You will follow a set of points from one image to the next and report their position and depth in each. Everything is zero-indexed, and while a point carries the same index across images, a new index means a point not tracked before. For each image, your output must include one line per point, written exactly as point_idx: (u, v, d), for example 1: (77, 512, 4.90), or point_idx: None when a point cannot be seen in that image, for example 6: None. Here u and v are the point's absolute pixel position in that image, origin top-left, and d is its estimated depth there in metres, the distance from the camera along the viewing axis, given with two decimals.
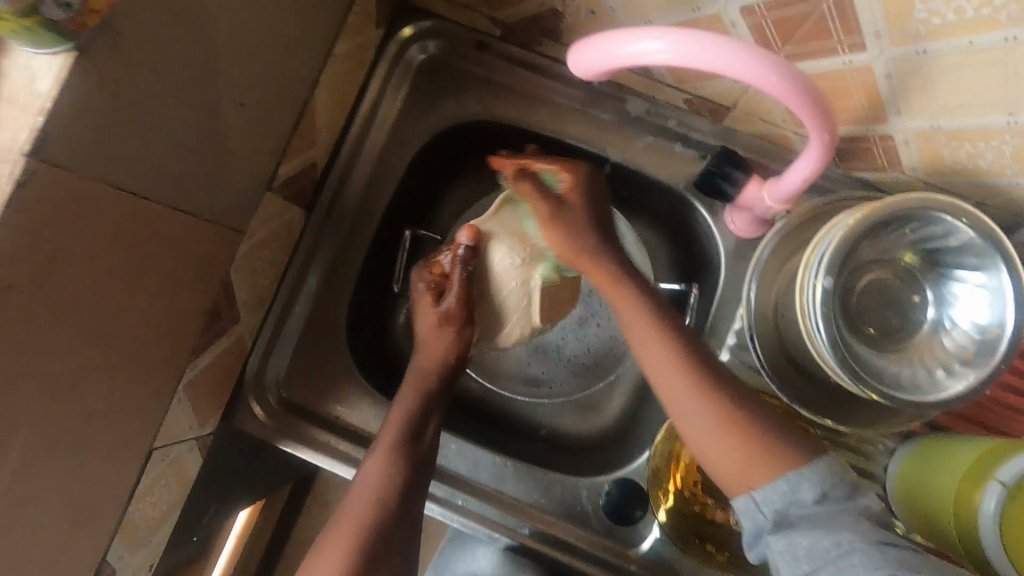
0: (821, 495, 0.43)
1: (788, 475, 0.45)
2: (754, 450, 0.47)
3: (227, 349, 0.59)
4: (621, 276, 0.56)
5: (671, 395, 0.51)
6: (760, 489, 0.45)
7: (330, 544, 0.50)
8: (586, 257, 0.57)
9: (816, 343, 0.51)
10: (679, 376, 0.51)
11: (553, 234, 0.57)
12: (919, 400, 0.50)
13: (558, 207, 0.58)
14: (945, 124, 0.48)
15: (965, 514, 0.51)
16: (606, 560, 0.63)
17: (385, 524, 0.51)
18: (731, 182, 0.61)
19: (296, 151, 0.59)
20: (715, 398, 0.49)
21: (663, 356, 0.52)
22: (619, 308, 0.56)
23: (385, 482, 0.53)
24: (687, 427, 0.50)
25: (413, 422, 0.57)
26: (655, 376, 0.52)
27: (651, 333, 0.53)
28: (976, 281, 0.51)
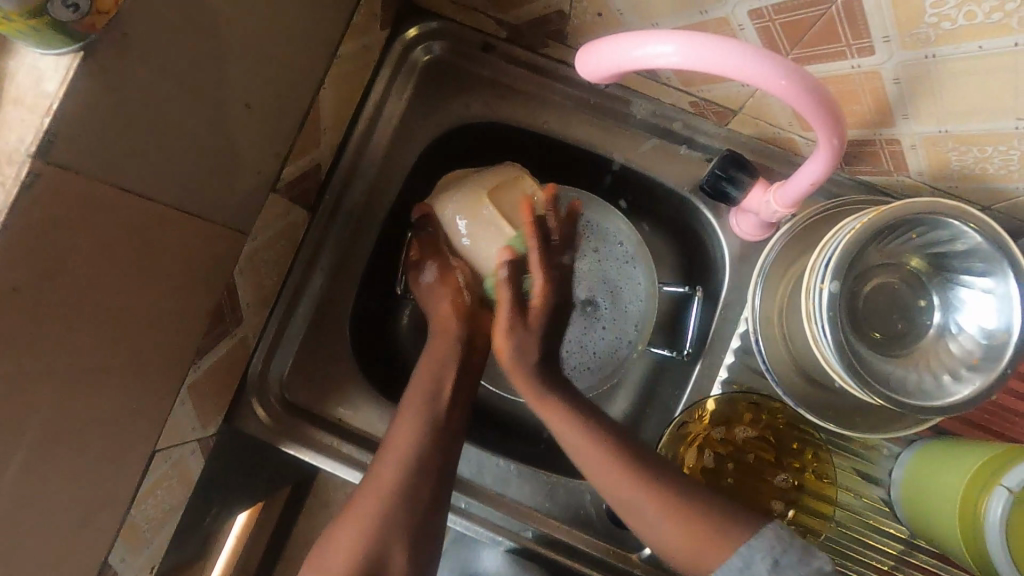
0: (774, 563, 0.46)
1: (739, 550, 0.47)
2: (703, 540, 0.49)
3: (230, 351, 0.59)
4: (571, 410, 0.55)
5: (613, 490, 0.52)
6: (717, 570, 0.47)
7: (353, 517, 0.51)
8: (522, 372, 0.56)
9: (822, 347, 0.51)
10: (619, 472, 0.52)
11: (501, 343, 0.55)
12: (926, 406, 0.49)
13: (521, 324, 0.55)
14: (953, 128, 0.48)
15: (970, 518, 0.51)
16: (608, 563, 0.63)
17: (403, 497, 0.51)
18: (736, 185, 0.60)
19: (300, 152, 0.58)
20: (663, 498, 0.51)
21: (606, 470, 0.53)
22: (546, 417, 0.56)
23: (405, 452, 0.53)
24: (634, 516, 0.52)
25: (432, 386, 0.56)
26: (590, 471, 0.54)
27: (588, 447, 0.53)
28: (982, 287, 0.51)
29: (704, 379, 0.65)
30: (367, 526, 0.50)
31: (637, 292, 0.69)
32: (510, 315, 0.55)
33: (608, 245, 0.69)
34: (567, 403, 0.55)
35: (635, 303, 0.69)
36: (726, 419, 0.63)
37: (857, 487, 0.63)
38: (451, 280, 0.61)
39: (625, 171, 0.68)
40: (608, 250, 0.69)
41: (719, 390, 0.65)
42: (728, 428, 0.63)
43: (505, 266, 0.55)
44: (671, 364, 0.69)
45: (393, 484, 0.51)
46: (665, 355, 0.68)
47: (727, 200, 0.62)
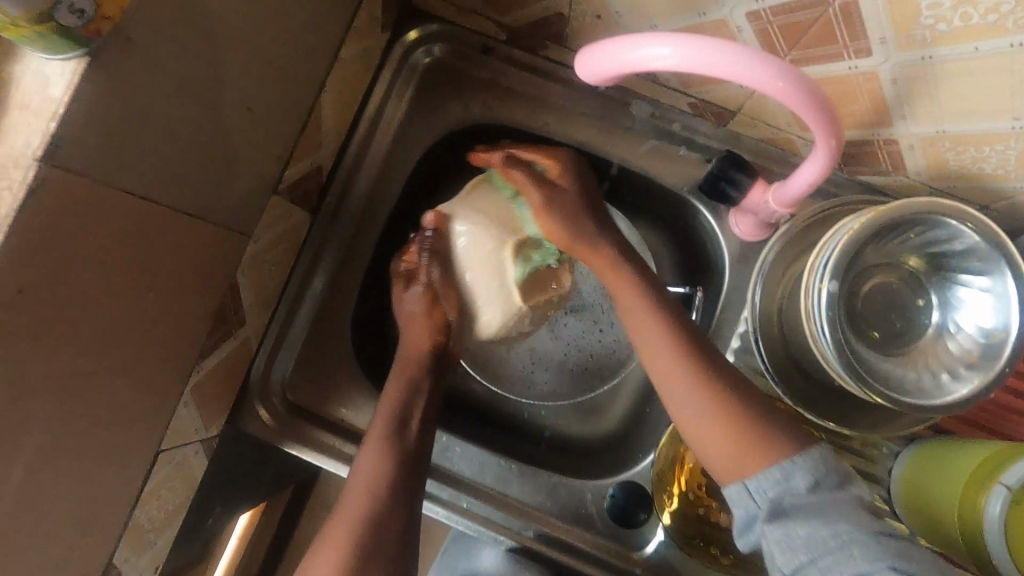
0: (814, 483, 0.43)
1: (780, 463, 0.45)
2: (741, 439, 0.47)
3: (233, 352, 0.59)
4: (617, 258, 0.58)
5: (666, 382, 0.52)
6: (754, 476, 0.45)
7: (325, 553, 0.50)
8: (577, 239, 0.58)
9: (820, 347, 0.52)
10: (670, 352, 0.52)
11: (548, 220, 0.59)
12: (924, 404, 0.50)
13: (549, 192, 0.60)
14: (950, 128, 0.48)
15: (970, 519, 0.51)
16: (611, 563, 0.63)
17: (376, 522, 0.51)
18: (736, 187, 0.60)
19: (302, 155, 0.59)
20: (710, 388, 0.50)
21: (663, 347, 0.52)
22: (619, 296, 0.56)
23: (375, 480, 0.53)
24: (677, 410, 0.51)
25: (398, 414, 0.57)
26: (652, 368, 0.53)
27: (648, 317, 0.54)
28: (979, 285, 0.51)
29: None
30: (345, 547, 0.50)
31: None
32: (540, 194, 0.59)
33: None
34: (628, 266, 0.57)
35: None
36: None
37: None
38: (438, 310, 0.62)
39: (625, 172, 0.68)
40: None
41: None
42: None
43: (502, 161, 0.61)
44: None
45: (367, 509, 0.52)
46: None
47: (727, 201, 0.62)
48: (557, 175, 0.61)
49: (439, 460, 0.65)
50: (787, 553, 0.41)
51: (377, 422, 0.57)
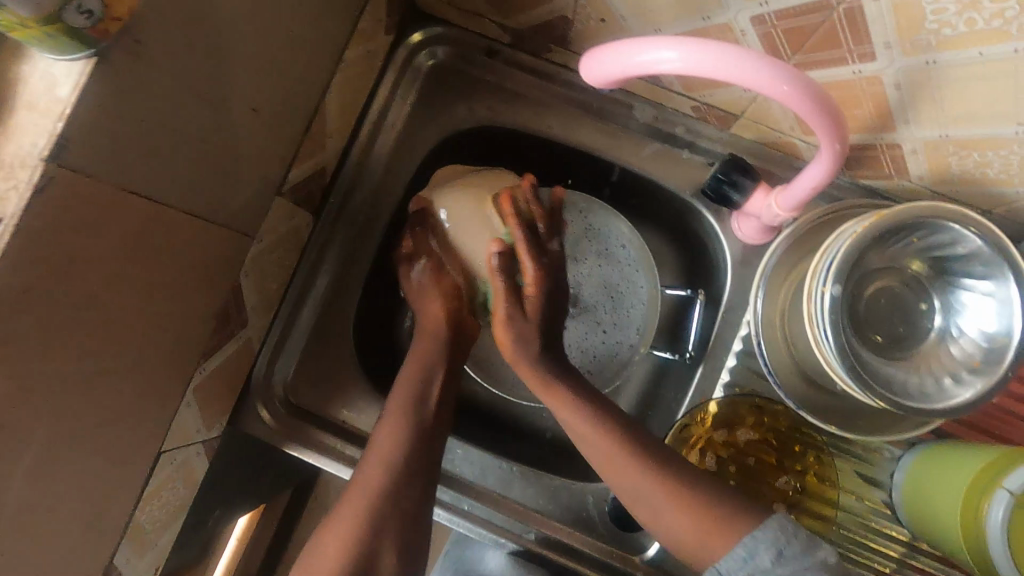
0: (778, 556, 0.44)
1: (745, 540, 0.46)
2: (700, 526, 0.49)
3: (236, 353, 0.59)
4: (573, 399, 0.56)
5: (607, 470, 0.54)
6: (721, 560, 0.46)
7: (337, 529, 0.50)
8: (524, 365, 0.58)
9: (824, 351, 0.52)
10: (617, 456, 0.53)
11: (501, 335, 0.58)
12: (927, 408, 0.50)
13: (518, 307, 0.57)
14: (952, 133, 0.49)
15: (972, 522, 0.51)
16: (613, 567, 0.63)
17: (390, 500, 0.51)
18: (737, 190, 0.60)
19: (305, 156, 0.59)
20: (660, 477, 0.52)
21: (600, 449, 0.54)
22: (558, 411, 0.57)
23: (390, 454, 0.54)
24: (635, 502, 0.53)
25: (419, 387, 0.58)
26: (590, 457, 0.55)
27: (588, 429, 0.55)
28: (983, 290, 0.51)
29: (707, 382, 0.65)
30: (356, 524, 0.50)
31: (640, 296, 0.69)
32: (507, 305, 0.57)
33: (612, 248, 0.70)
34: (568, 387, 0.57)
35: (638, 307, 0.69)
36: (727, 421, 0.64)
37: (858, 489, 0.63)
38: (445, 283, 0.62)
39: (627, 175, 0.69)
40: (611, 253, 0.69)
41: (721, 392, 0.65)
42: (729, 432, 0.64)
43: (494, 258, 0.57)
44: (673, 367, 0.69)
45: (381, 484, 0.52)
46: (667, 358, 0.69)
47: (728, 204, 0.62)
48: (531, 288, 0.57)
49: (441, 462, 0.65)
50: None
51: (396, 390, 0.58)
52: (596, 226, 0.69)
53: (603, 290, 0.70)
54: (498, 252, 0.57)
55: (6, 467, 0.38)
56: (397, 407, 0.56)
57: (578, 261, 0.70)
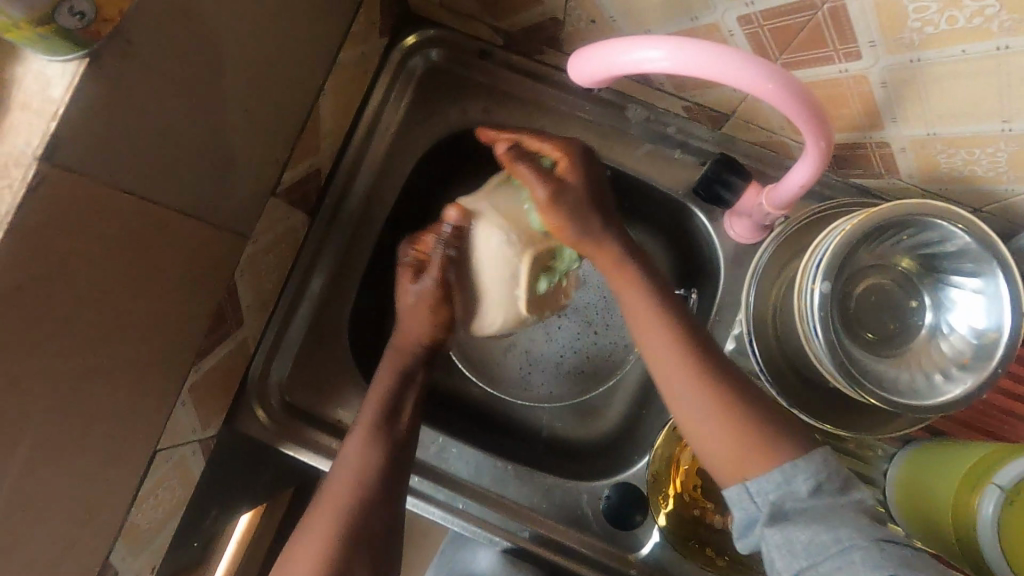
0: (815, 488, 0.44)
1: (783, 466, 0.45)
2: (738, 438, 0.48)
3: (231, 352, 0.60)
4: (643, 275, 0.55)
5: (671, 388, 0.51)
6: (754, 478, 0.46)
7: (306, 546, 0.51)
8: (590, 248, 0.55)
9: (813, 347, 0.52)
10: (675, 354, 0.51)
11: (550, 216, 0.54)
12: (918, 405, 0.50)
13: (557, 186, 0.54)
14: (940, 130, 0.49)
15: (964, 519, 0.51)
16: (607, 565, 0.63)
17: (360, 518, 0.52)
18: (730, 189, 0.61)
19: (300, 157, 0.59)
20: (707, 380, 0.50)
21: (666, 349, 0.52)
22: (624, 295, 0.55)
23: (357, 482, 0.54)
24: (680, 409, 0.50)
25: (381, 412, 0.58)
26: (655, 372, 0.52)
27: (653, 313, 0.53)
28: (972, 287, 0.51)
29: None
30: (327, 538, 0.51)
31: None
32: (546, 187, 0.54)
33: None
34: (636, 265, 0.56)
35: None
36: None
37: None
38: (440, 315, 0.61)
39: (621, 175, 0.68)
40: None
41: None
42: None
43: (505, 153, 0.56)
44: None
45: (346, 512, 0.52)
46: None
47: (722, 203, 0.63)
48: (563, 169, 0.55)
49: (436, 461, 0.66)
50: (787, 555, 0.42)
51: (366, 408, 0.58)
52: None
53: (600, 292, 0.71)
54: (506, 148, 0.57)
55: None
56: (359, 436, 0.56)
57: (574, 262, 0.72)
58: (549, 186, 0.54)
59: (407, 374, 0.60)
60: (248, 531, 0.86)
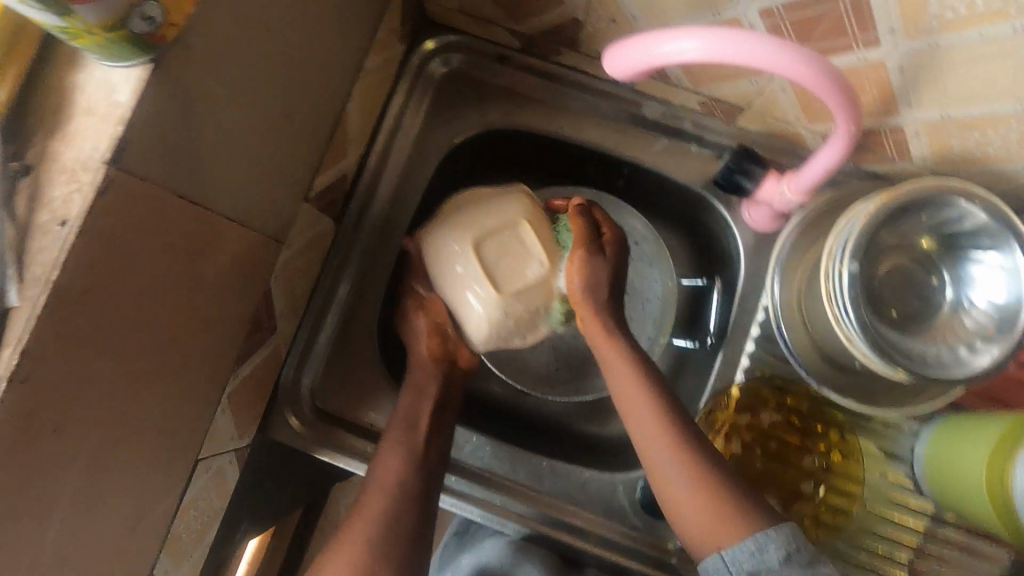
0: (786, 556, 0.46)
1: (755, 534, 0.48)
2: (720, 514, 0.50)
3: (265, 360, 0.60)
4: (631, 353, 0.59)
5: (649, 452, 0.55)
6: (729, 547, 0.48)
7: (346, 542, 0.51)
8: (597, 323, 0.61)
9: (845, 326, 0.53)
10: (661, 429, 0.55)
11: (573, 268, 0.60)
12: (948, 377, 0.51)
13: (593, 255, 0.61)
14: (953, 114, 0.51)
15: (999, 488, 0.53)
16: (645, 553, 0.64)
17: (401, 514, 0.53)
18: (749, 177, 0.62)
19: (329, 163, 0.60)
20: (693, 466, 0.53)
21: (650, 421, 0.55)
22: (613, 371, 0.59)
23: (393, 475, 0.55)
24: (661, 484, 0.54)
25: (408, 419, 0.59)
26: (641, 433, 0.56)
27: (637, 387, 0.57)
28: (991, 262, 0.53)
29: (728, 366, 0.66)
30: (375, 533, 0.51)
31: (655, 290, 0.73)
32: (587, 251, 0.61)
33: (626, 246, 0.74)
34: (625, 339, 0.60)
35: (654, 301, 0.73)
36: (750, 405, 0.65)
37: (881, 466, 0.64)
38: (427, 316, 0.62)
39: (638, 170, 0.71)
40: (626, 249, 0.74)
41: (742, 376, 0.66)
42: (753, 414, 0.65)
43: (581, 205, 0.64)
44: (692, 355, 0.71)
45: (386, 508, 0.53)
46: (687, 346, 0.71)
47: (741, 192, 0.64)
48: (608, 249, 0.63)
49: (470, 458, 0.66)
50: None
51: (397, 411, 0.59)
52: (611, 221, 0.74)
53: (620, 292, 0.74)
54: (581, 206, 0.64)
55: (61, 473, 0.38)
56: (392, 438, 0.57)
57: None
58: (588, 248, 0.61)
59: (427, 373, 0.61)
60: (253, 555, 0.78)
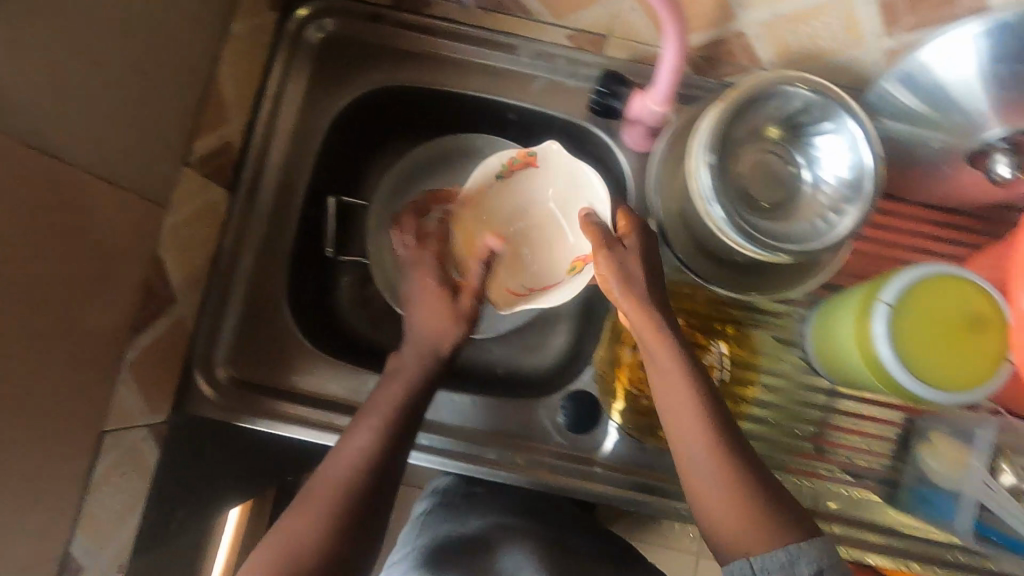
0: (818, 571, 0.47)
1: (787, 547, 0.48)
2: (745, 521, 0.50)
3: (165, 334, 0.61)
4: (686, 355, 0.55)
5: (684, 452, 0.54)
6: (759, 555, 0.49)
7: (302, 510, 0.52)
8: (646, 324, 0.56)
9: (714, 218, 0.57)
10: (699, 428, 0.54)
11: (604, 270, 0.58)
12: (806, 248, 0.56)
13: (615, 263, 0.58)
14: (779, 9, 0.58)
15: (865, 345, 0.56)
16: (570, 468, 0.67)
17: (355, 499, 0.53)
18: (618, 98, 0.66)
19: (208, 129, 0.64)
20: (732, 469, 0.52)
21: (694, 424, 0.54)
22: (658, 364, 0.55)
23: (366, 454, 0.55)
24: (692, 480, 0.54)
25: (393, 403, 0.58)
26: (677, 435, 0.55)
27: (684, 390, 0.54)
28: (836, 143, 0.58)
29: None
30: (329, 510, 0.52)
31: None
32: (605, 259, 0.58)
33: None
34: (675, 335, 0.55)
35: None
36: None
37: (780, 353, 0.69)
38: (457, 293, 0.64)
39: (525, 113, 0.74)
40: None
41: None
42: None
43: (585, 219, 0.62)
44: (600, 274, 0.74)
45: (339, 491, 0.53)
46: None
47: (615, 114, 0.68)
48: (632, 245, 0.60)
49: None
50: None
51: (387, 390, 0.59)
52: None
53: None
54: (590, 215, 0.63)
55: None
56: (363, 420, 0.57)
57: None
58: (605, 254, 0.58)
59: (425, 371, 0.60)
60: (240, 533, 0.78)
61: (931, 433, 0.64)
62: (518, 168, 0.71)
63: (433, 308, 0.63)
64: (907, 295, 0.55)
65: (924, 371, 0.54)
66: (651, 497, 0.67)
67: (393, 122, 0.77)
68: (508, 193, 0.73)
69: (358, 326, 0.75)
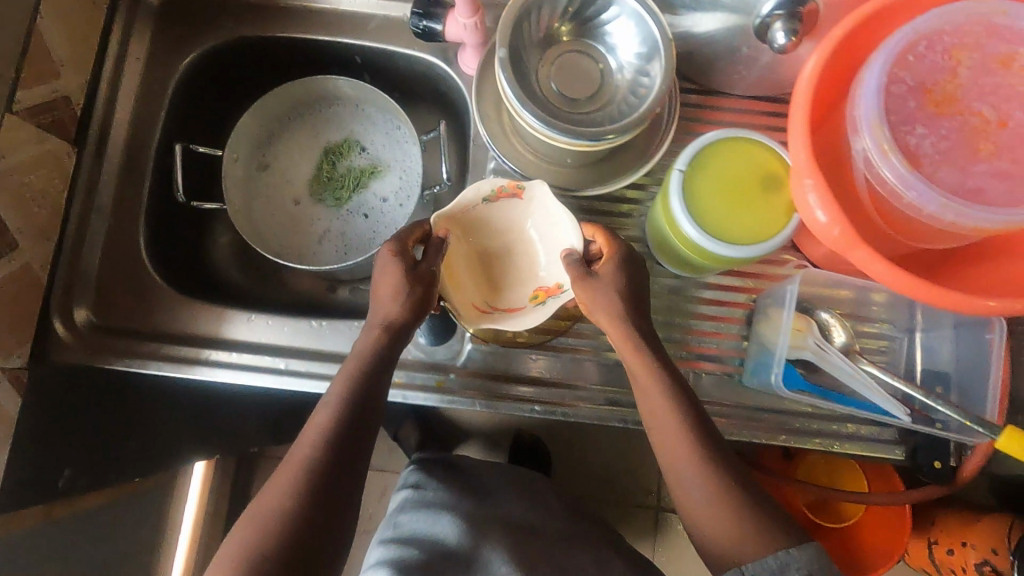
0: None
1: (780, 554, 0.48)
2: (739, 533, 0.50)
3: (15, 280, 0.63)
4: (666, 369, 0.56)
5: (673, 462, 0.54)
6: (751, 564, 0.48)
7: (261, 508, 0.49)
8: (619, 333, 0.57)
9: (518, 110, 0.59)
10: (685, 441, 0.54)
11: (584, 293, 0.58)
12: (603, 130, 0.58)
13: (588, 281, 0.58)
14: None
15: (671, 217, 0.59)
16: (421, 377, 0.70)
17: (318, 506, 0.49)
18: (435, 20, 0.68)
19: (33, 78, 0.63)
20: (717, 477, 0.52)
21: (674, 433, 0.54)
22: (639, 377, 0.56)
23: (324, 452, 0.51)
24: (682, 493, 0.54)
25: (363, 413, 0.54)
26: (662, 447, 0.55)
27: (664, 404, 0.55)
28: (632, 32, 0.60)
29: None
30: (291, 513, 0.48)
31: (409, 151, 0.81)
32: (581, 285, 0.58)
33: (390, 129, 0.82)
34: (655, 349, 0.57)
35: (407, 172, 0.81)
36: None
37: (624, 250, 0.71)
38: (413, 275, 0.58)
39: (368, 56, 0.78)
40: (390, 134, 0.82)
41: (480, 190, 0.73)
42: None
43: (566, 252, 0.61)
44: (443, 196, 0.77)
45: (297, 489, 0.49)
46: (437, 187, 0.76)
47: (436, 37, 0.70)
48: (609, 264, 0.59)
49: (265, 338, 0.69)
50: None
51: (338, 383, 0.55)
52: (370, 109, 0.82)
53: (396, 173, 0.82)
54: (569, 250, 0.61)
55: None
56: (318, 413, 0.54)
57: (367, 140, 0.83)
58: (580, 280, 0.58)
59: (385, 364, 0.56)
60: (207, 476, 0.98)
61: (767, 306, 0.67)
62: (506, 197, 0.64)
63: (389, 275, 0.58)
64: (695, 164, 0.58)
65: (723, 233, 0.57)
66: (505, 399, 0.69)
67: (243, 75, 0.80)
68: (486, 216, 0.65)
69: (224, 271, 0.79)
